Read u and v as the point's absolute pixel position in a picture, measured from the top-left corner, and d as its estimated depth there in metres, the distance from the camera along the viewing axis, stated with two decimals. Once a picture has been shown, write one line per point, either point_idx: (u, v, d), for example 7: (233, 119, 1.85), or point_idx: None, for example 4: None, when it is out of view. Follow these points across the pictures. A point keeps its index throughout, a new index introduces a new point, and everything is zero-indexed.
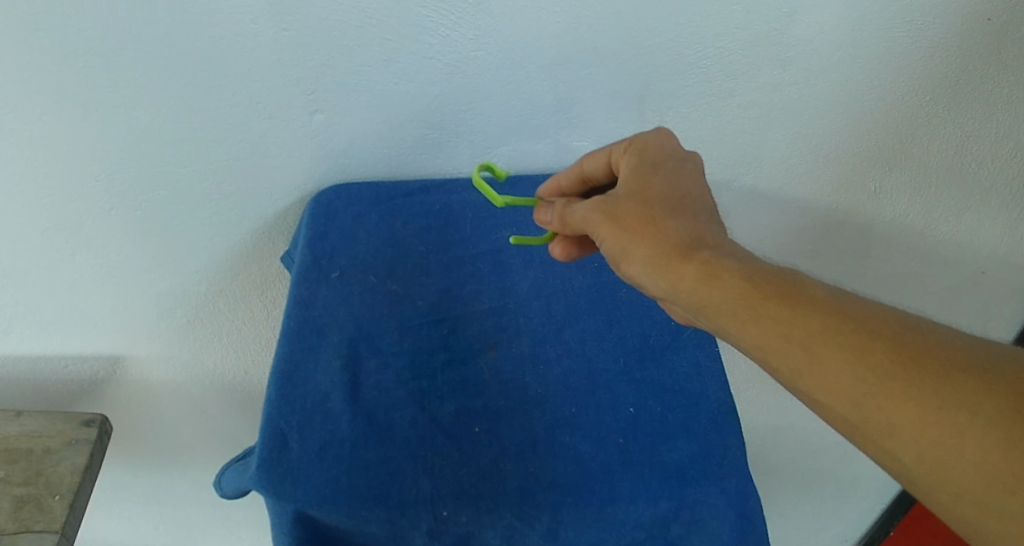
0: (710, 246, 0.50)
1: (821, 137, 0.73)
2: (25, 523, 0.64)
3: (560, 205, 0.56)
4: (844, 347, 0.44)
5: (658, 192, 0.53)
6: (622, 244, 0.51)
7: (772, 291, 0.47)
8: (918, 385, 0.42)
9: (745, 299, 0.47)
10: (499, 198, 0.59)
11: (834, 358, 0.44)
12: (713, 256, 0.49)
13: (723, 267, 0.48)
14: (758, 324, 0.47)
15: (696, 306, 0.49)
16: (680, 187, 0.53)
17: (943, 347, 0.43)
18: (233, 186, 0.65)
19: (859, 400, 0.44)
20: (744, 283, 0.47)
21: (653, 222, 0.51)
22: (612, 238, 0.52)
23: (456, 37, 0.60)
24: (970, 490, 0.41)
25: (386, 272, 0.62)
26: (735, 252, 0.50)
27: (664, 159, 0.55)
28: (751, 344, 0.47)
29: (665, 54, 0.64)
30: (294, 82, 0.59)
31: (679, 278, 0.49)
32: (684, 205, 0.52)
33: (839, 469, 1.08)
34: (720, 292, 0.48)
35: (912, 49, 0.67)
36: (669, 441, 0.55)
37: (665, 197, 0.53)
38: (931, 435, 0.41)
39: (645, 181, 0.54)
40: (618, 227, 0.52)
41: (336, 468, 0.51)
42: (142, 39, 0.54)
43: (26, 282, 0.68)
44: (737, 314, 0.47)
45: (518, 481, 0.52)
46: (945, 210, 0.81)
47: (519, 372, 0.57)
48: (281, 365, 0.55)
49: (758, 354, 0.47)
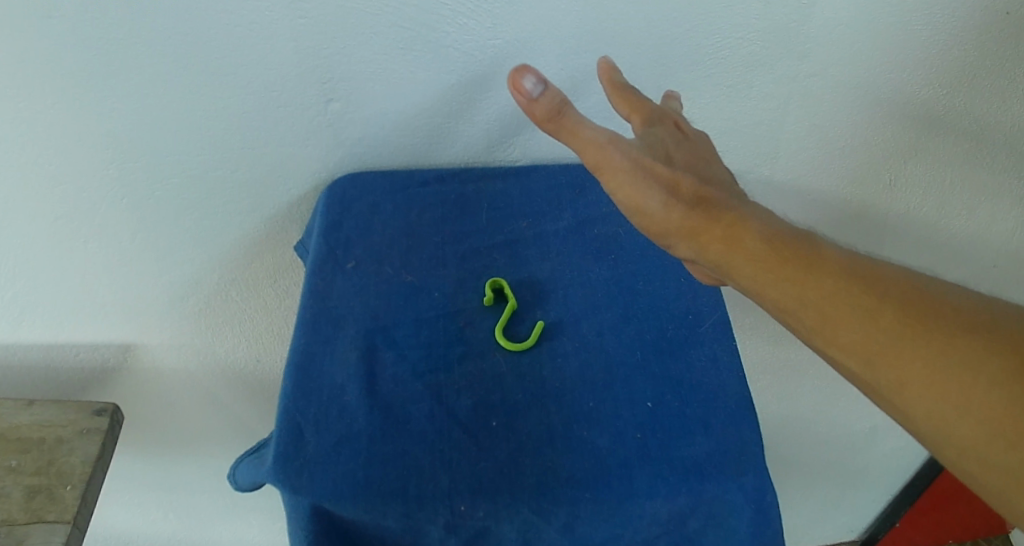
0: (729, 205, 0.49)
1: (839, 128, 0.72)
2: (37, 513, 0.63)
3: (556, 96, 0.48)
4: (856, 308, 0.44)
5: (678, 159, 0.52)
6: (636, 190, 0.49)
7: (789, 252, 0.46)
8: (924, 343, 0.41)
9: (765, 262, 0.46)
10: (500, 325, 0.57)
11: (846, 317, 0.44)
12: (735, 220, 0.48)
13: (745, 231, 0.47)
14: (773, 283, 0.46)
15: (718, 269, 0.48)
16: (700, 161, 0.53)
17: (950, 306, 0.42)
18: (248, 175, 0.65)
19: (870, 358, 0.43)
20: (765, 247, 0.47)
21: (672, 175, 0.49)
22: (634, 188, 0.48)
23: (474, 26, 0.59)
24: (978, 447, 0.39)
25: (402, 263, 0.61)
26: (759, 216, 0.49)
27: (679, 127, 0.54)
28: (771, 305, 0.47)
29: (683, 45, 0.64)
30: (310, 69, 0.59)
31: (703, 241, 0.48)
32: (702, 171, 0.52)
33: (847, 459, 1.08)
34: (736, 251, 0.47)
35: (932, 41, 0.66)
36: (688, 435, 0.54)
37: (684, 164, 0.52)
38: (937, 392, 0.40)
39: (668, 148, 0.52)
40: (637, 173, 0.49)
41: (352, 462, 0.50)
42: (157, 26, 0.54)
43: (39, 270, 0.67)
44: (754, 274, 0.46)
45: (535, 476, 0.51)
46: (959, 203, 0.80)
47: (536, 365, 0.56)
48: (298, 357, 0.55)
49: (777, 315, 0.47)
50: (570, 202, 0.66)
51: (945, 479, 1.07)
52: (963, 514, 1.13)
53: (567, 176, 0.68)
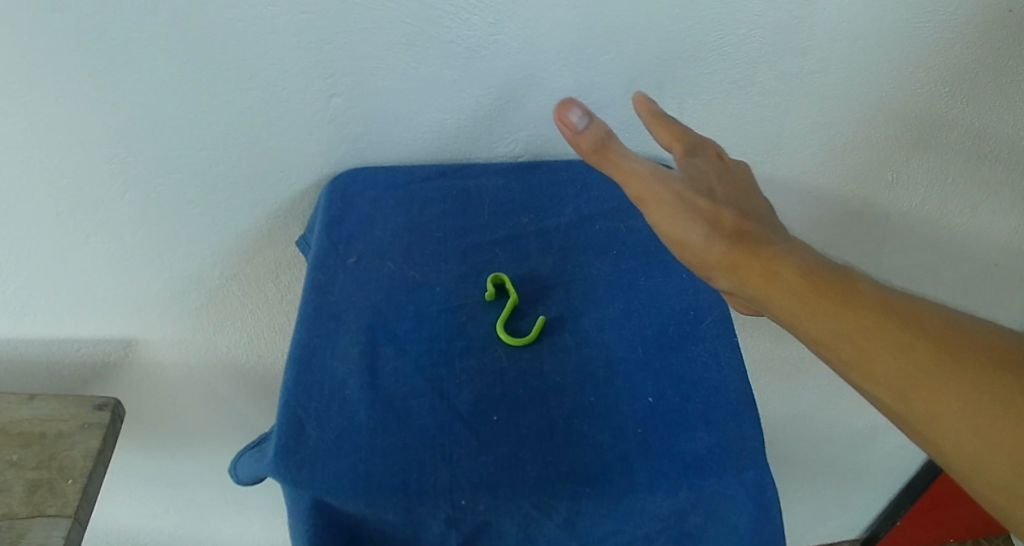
0: (766, 237, 0.48)
1: (840, 125, 0.72)
2: (38, 507, 0.63)
3: (600, 128, 0.46)
4: (890, 341, 0.43)
5: (717, 189, 0.51)
6: (678, 222, 0.47)
7: (825, 287, 0.45)
8: (959, 379, 0.41)
9: (801, 295, 0.45)
10: (501, 319, 0.57)
11: (881, 352, 0.43)
12: (772, 252, 0.47)
13: (782, 263, 0.46)
14: (809, 317, 0.45)
15: (753, 300, 0.47)
16: (739, 190, 0.51)
17: (982, 342, 0.42)
18: (250, 170, 0.65)
19: (904, 392, 0.42)
20: (801, 280, 0.46)
21: (712, 208, 0.48)
22: (677, 219, 0.47)
23: (476, 22, 0.59)
24: (1012, 484, 0.39)
25: (403, 258, 0.61)
26: (793, 248, 0.48)
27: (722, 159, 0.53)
28: (807, 338, 0.45)
29: (686, 41, 0.64)
30: (313, 65, 0.59)
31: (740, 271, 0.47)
32: (741, 201, 0.51)
33: (848, 457, 1.08)
34: (773, 286, 0.46)
35: (934, 39, 0.66)
36: (689, 431, 0.53)
37: (724, 194, 0.50)
38: (972, 428, 0.40)
39: (708, 178, 0.51)
40: (678, 205, 0.48)
41: (354, 456, 0.50)
42: (160, 21, 0.54)
43: (41, 264, 0.68)
44: (791, 307, 0.45)
45: (536, 471, 0.51)
46: (961, 201, 0.80)
47: (538, 360, 0.56)
48: (299, 351, 0.55)
49: (812, 348, 0.46)
50: (572, 198, 0.66)
51: (945, 479, 1.07)
52: (963, 513, 1.12)
53: (569, 172, 0.68)
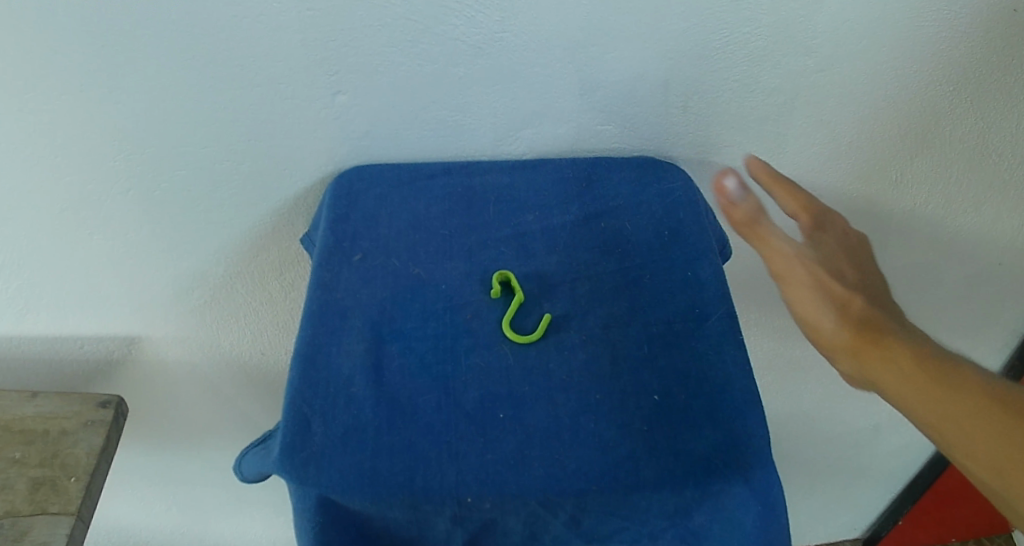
0: (886, 325, 0.52)
1: (845, 124, 0.72)
2: (41, 505, 0.63)
3: (755, 204, 0.56)
4: (985, 419, 0.45)
5: (849, 274, 0.56)
6: (813, 306, 0.53)
7: (937, 370, 0.49)
8: None
9: (907, 373, 0.49)
10: (507, 316, 0.57)
11: (977, 429, 0.45)
12: (884, 335, 0.51)
13: (891, 346, 0.50)
14: (912, 393, 0.48)
15: (862, 378, 0.51)
16: (871, 276, 0.57)
17: None
18: (254, 167, 0.65)
19: (998, 468, 0.44)
20: (905, 359, 0.50)
21: (845, 294, 0.53)
22: (815, 298, 0.53)
23: (482, 19, 0.59)
24: None
25: (408, 255, 0.61)
26: (910, 335, 0.51)
27: (845, 241, 0.58)
28: (906, 413, 0.49)
29: (691, 39, 0.63)
30: (317, 62, 0.59)
31: (856, 351, 0.51)
32: (878, 294, 0.55)
33: (850, 456, 1.08)
34: (888, 369, 0.49)
35: (939, 38, 0.66)
36: (694, 428, 0.52)
37: (855, 281, 0.55)
38: None
39: (843, 263, 0.56)
40: (816, 288, 0.54)
41: (360, 453, 0.50)
42: (165, 18, 0.54)
43: (45, 261, 0.68)
44: (896, 385, 0.49)
45: (542, 468, 0.50)
46: (965, 201, 0.80)
47: (544, 357, 0.55)
48: (305, 348, 0.55)
49: (913, 423, 0.49)
50: (577, 196, 0.66)
51: (947, 479, 1.07)
52: (967, 514, 1.12)
53: (574, 170, 0.68)
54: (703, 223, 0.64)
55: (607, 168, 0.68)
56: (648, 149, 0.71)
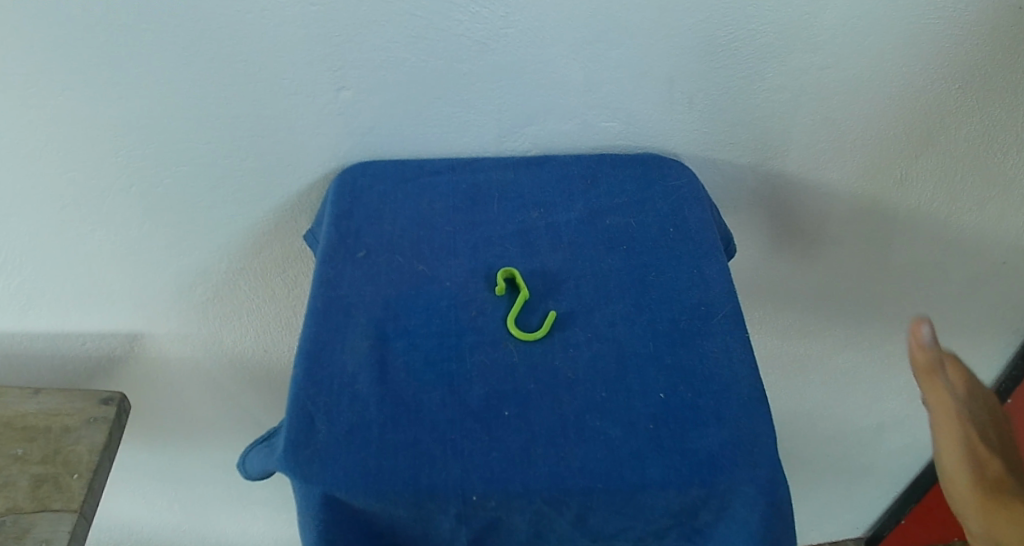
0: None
1: (851, 121, 0.71)
2: (43, 502, 0.62)
3: (944, 355, 0.51)
4: None
5: (995, 431, 0.51)
6: (961, 468, 0.49)
7: None
8: None
9: None
10: (512, 313, 0.56)
11: None
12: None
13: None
14: None
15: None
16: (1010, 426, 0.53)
17: None
18: (257, 163, 0.64)
19: None
20: None
21: (994, 462, 0.49)
22: (970, 466, 0.49)
23: (486, 14, 0.59)
24: None
25: (413, 252, 0.61)
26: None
27: (990, 395, 0.52)
28: None
29: (696, 35, 0.63)
30: (321, 57, 0.59)
31: (999, 524, 0.48)
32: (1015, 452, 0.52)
33: (850, 448, 1.10)
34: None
35: (947, 35, 0.65)
36: (700, 427, 0.51)
37: (1000, 439, 0.51)
38: None
39: (995, 415, 0.52)
40: (974, 455, 0.49)
41: (364, 451, 0.49)
42: (167, 13, 0.54)
43: (47, 257, 0.67)
44: None
45: (548, 466, 0.49)
46: (970, 199, 0.80)
47: (548, 355, 0.55)
48: (309, 345, 0.54)
49: None
50: (581, 193, 0.66)
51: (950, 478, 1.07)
52: None
53: (578, 167, 0.68)
54: (708, 220, 0.64)
55: (611, 165, 0.68)
56: (653, 146, 0.71)
